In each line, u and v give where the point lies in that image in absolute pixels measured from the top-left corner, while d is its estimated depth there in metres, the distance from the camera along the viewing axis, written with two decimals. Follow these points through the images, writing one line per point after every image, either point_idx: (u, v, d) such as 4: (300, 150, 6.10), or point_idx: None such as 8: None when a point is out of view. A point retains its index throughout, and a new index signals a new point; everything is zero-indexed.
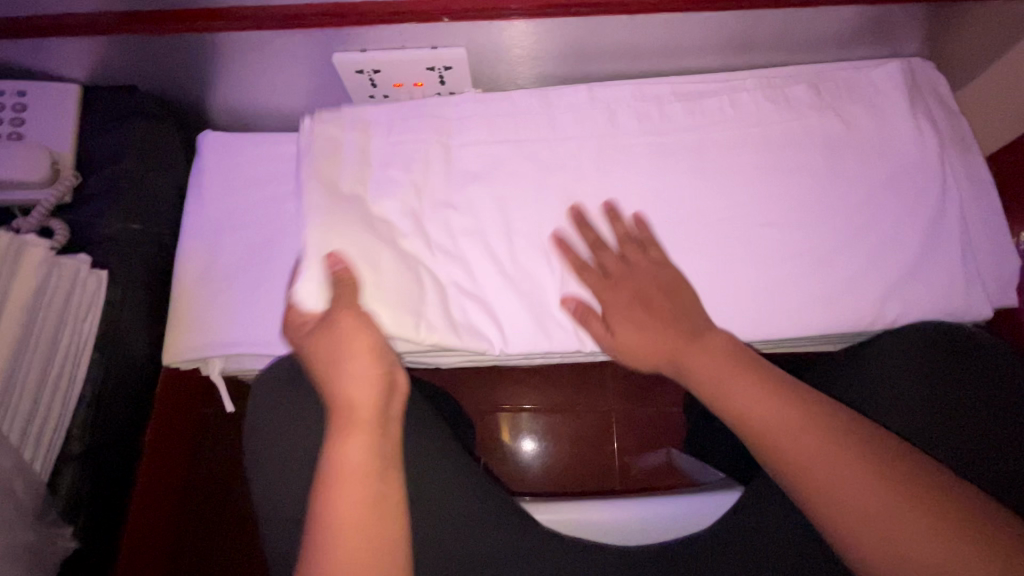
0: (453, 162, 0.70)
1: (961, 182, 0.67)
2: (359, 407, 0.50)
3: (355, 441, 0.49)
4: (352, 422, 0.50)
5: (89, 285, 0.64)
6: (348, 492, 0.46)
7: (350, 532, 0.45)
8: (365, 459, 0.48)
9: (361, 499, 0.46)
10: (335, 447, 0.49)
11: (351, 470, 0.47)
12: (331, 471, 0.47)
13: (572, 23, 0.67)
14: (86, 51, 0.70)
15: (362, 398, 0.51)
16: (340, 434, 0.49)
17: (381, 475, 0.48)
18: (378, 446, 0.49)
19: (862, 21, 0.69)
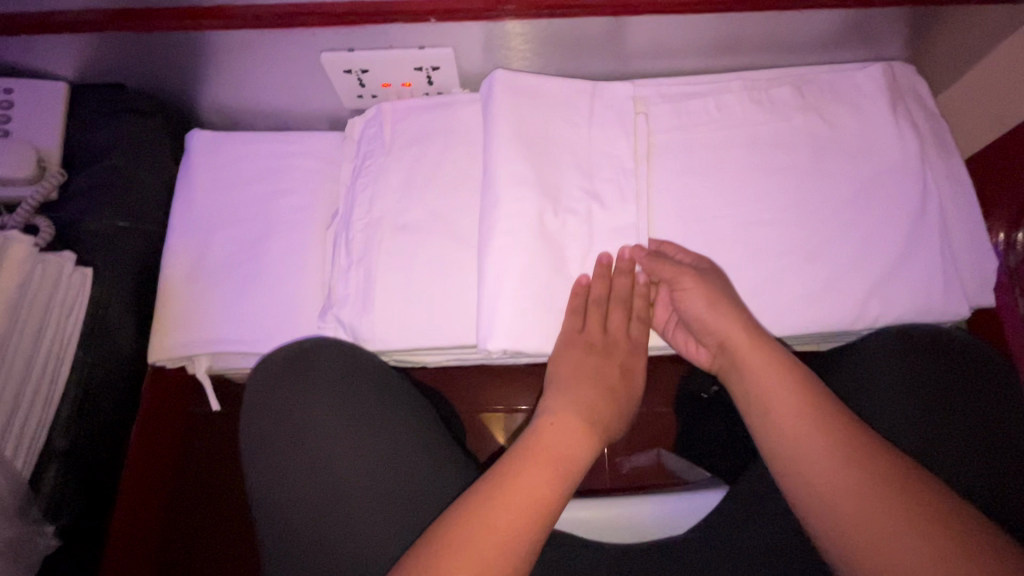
0: (442, 163, 0.70)
1: (941, 182, 0.66)
2: (550, 450, 0.55)
3: (537, 471, 0.53)
4: (537, 461, 0.54)
5: (74, 283, 0.65)
6: (504, 504, 0.50)
7: (478, 545, 0.48)
8: (543, 490, 0.52)
9: (516, 520, 0.50)
10: (509, 467, 0.54)
11: (530, 492, 0.51)
12: (503, 486, 0.52)
13: (557, 24, 0.67)
14: (73, 49, 0.69)
15: (577, 460, 0.56)
16: (516, 468, 0.54)
17: (549, 507, 0.51)
18: (557, 485, 0.53)
19: (847, 24, 0.69)
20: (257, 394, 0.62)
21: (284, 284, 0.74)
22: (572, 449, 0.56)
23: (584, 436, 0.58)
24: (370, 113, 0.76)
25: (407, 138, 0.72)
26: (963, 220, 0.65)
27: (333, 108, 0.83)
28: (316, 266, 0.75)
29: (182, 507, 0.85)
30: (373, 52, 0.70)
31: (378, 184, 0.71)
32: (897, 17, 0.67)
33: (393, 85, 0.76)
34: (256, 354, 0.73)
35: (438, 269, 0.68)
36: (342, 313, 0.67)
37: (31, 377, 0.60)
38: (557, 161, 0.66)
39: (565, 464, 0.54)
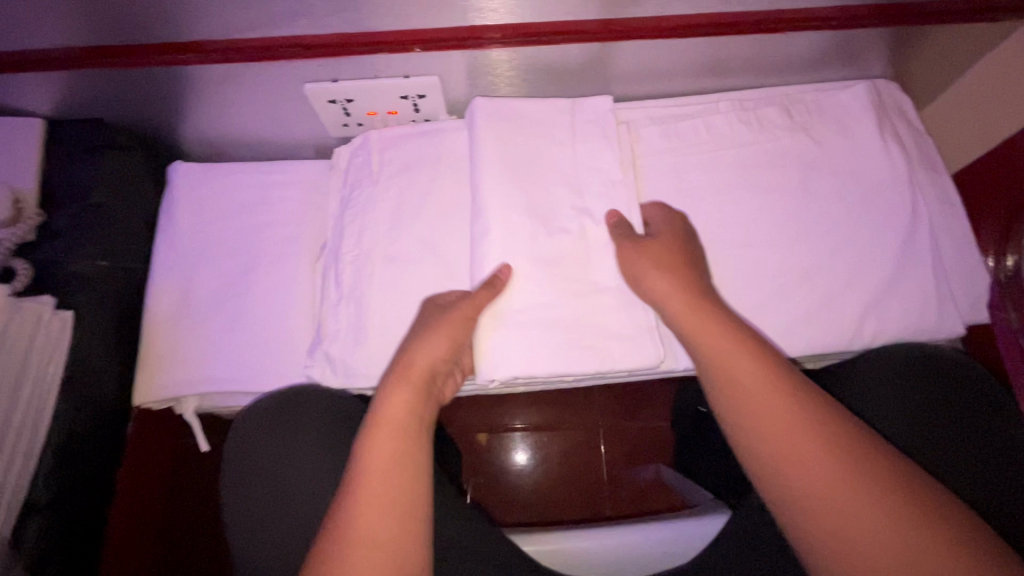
0: (430, 192, 0.70)
1: (932, 200, 0.66)
2: (417, 369, 0.56)
3: (399, 390, 0.55)
4: (404, 383, 0.55)
5: (52, 329, 0.63)
6: (376, 433, 0.51)
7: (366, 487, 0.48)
8: (407, 407, 0.53)
9: (386, 455, 0.50)
10: (376, 399, 0.55)
11: (392, 416, 0.53)
12: (374, 422, 0.53)
13: (543, 51, 0.67)
14: (48, 86, 0.68)
15: (429, 368, 0.57)
16: (385, 389, 0.55)
17: (412, 428, 0.53)
18: (417, 401, 0.55)
19: (830, 45, 0.69)
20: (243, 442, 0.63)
21: (273, 318, 0.73)
22: (426, 355, 0.57)
23: (442, 347, 0.57)
24: (356, 142, 0.75)
25: (394, 167, 0.71)
26: (954, 236, 0.65)
27: (319, 136, 0.82)
28: (304, 299, 0.74)
29: (170, 547, 0.82)
30: (357, 82, 0.69)
31: (367, 215, 0.70)
32: (880, 36, 0.67)
33: (379, 113, 0.75)
34: (244, 392, 0.71)
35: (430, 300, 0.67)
36: (332, 350, 0.65)
37: (9, 431, 0.58)
38: (547, 187, 0.65)
39: (424, 379, 0.56)
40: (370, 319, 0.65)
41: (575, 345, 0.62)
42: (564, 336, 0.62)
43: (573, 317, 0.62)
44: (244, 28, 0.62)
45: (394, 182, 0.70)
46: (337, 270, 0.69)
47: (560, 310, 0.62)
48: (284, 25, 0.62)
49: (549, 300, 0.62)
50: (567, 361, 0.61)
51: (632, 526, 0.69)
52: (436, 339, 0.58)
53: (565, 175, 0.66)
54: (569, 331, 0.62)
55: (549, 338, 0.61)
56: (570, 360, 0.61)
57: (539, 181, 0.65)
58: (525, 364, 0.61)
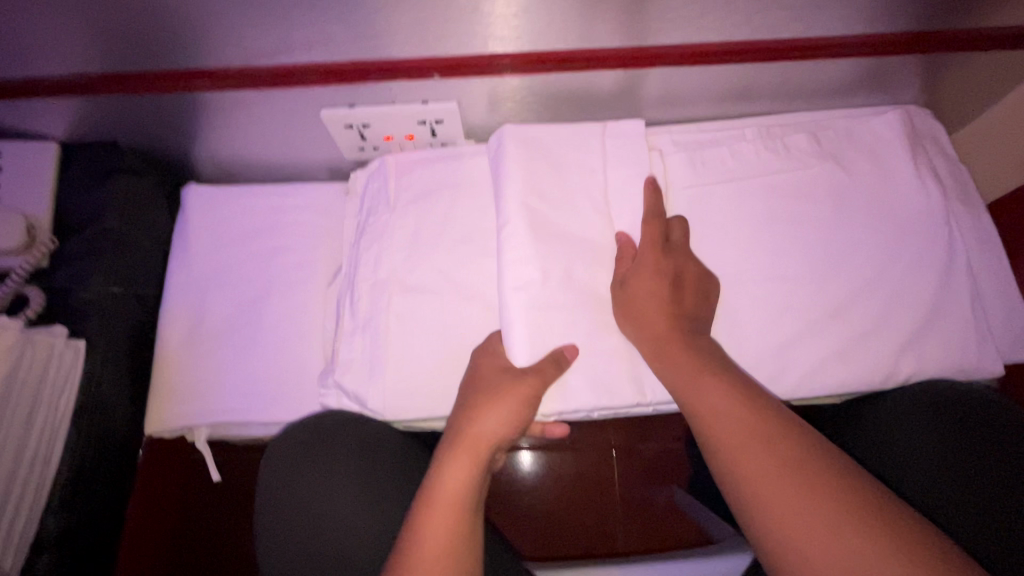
0: (448, 219, 0.68)
1: (967, 233, 0.64)
2: (474, 439, 0.55)
3: (458, 467, 0.54)
4: (463, 450, 0.55)
5: (66, 358, 0.61)
6: (431, 517, 0.51)
7: (424, 564, 0.48)
8: (463, 487, 0.53)
9: (444, 539, 0.50)
10: (436, 470, 0.54)
11: (449, 497, 0.52)
12: (431, 500, 0.52)
13: (566, 76, 0.65)
14: (64, 110, 0.67)
15: (490, 444, 0.55)
16: (447, 458, 0.54)
17: (468, 507, 0.52)
18: (475, 478, 0.54)
19: (861, 72, 0.67)
20: (275, 488, 0.63)
21: (286, 346, 0.72)
22: (484, 428, 0.55)
23: (500, 421, 0.56)
24: (372, 166, 0.74)
25: (411, 193, 0.70)
26: (990, 271, 0.63)
27: (334, 158, 0.80)
28: (319, 327, 0.72)
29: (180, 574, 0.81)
30: (373, 107, 0.68)
31: (383, 242, 0.68)
32: (912, 63, 0.65)
33: (396, 138, 0.73)
34: (257, 422, 0.69)
35: (447, 332, 0.64)
36: (346, 381, 0.63)
37: (22, 463, 0.57)
38: (571, 217, 0.63)
39: (482, 453, 0.55)
40: (386, 349, 0.63)
41: (604, 379, 0.59)
42: (595, 370, 0.59)
43: (604, 350, 0.60)
44: (261, 55, 0.61)
45: (412, 208, 0.69)
46: (351, 297, 0.68)
47: (588, 343, 0.59)
48: (302, 51, 0.60)
49: (576, 333, 0.59)
50: (594, 397, 0.59)
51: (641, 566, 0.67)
52: (494, 413, 0.56)
53: (588, 204, 0.64)
54: (595, 367, 0.59)
55: (579, 370, 0.59)
56: (599, 395, 0.59)
57: (562, 210, 0.63)
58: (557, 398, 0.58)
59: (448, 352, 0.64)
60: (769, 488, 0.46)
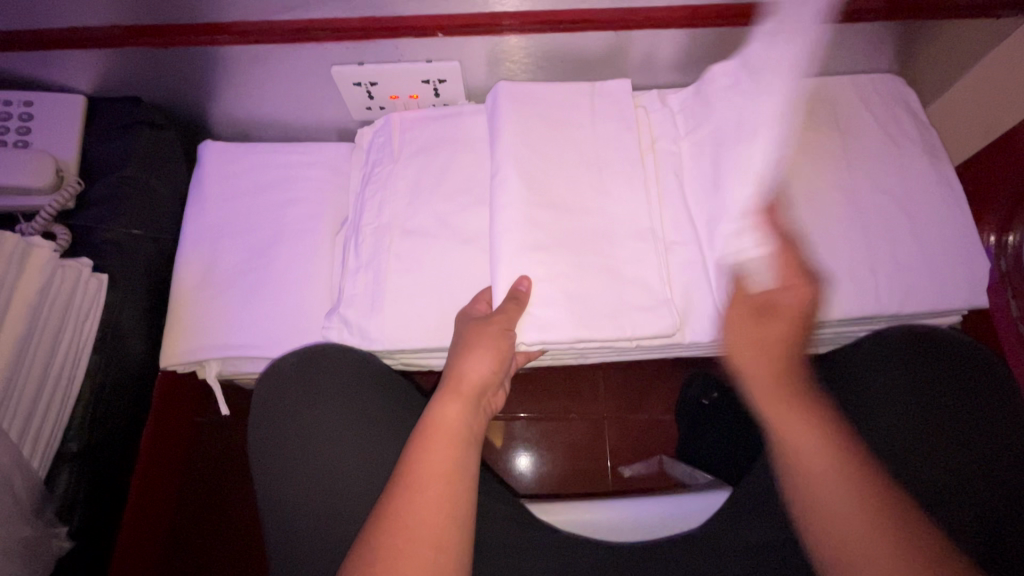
0: (448, 170, 0.73)
1: (931, 190, 0.69)
2: (467, 381, 0.58)
3: (453, 404, 0.57)
4: (456, 391, 0.58)
5: (91, 288, 0.66)
6: (428, 444, 0.53)
7: (426, 485, 0.50)
8: (458, 421, 0.55)
9: (443, 464, 0.52)
10: (429, 409, 0.57)
11: (447, 426, 0.55)
12: (427, 431, 0.54)
13: (561, 38, 0.70)
14: (92, 62, 0.72)
15: (479, 385, 0.59)
16: (443, 397, 0.57)
17: (464, 439, 0.55)
18: (469, 416, 0.57)
19: (836, 39, 0.72)
20: (263, 416, 0.65)
21: (294, 290, 0.76)
22: (478, 368, 0.59)
23: (488, 363, 0.60)
24: (378, 123, 0.78)
25: (414, 147, 0.75)
26: (954, 225, 0.68)
27: (342, 119, 0.85)
28: (324, 273, 0.77)
29: (187, 514, 0.85)
30: (381, 66, 0.73)
31: (387, 191, 0.73)
32: (885, 31, 0.70)
33: (401, 97, 0.78)
34: (266, 358, 0.74)
35: (445, 273, 0.69)
36: (348, 314, 0.68)
37: (49, 378, 0.62)
38: (563, 167, 0.68)
39: (473, 396, 0.58)
40: (388, 286, 0.68)
41: (591, 314, 0.63)
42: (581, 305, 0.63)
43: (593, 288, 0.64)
44: (278, 10, 0.66)
45: (415, 160, 0.74)
46: (355, 241, 0.72)
47: (574, 280, 0.63)
48: (317, 7, 0.65)
49: (564, 273, 0.64)
50: (580, 330, 0.62)
51: (634, 500, 0.70)
52: (482, 355, 0.59)
53: (577, 155, 0.68)
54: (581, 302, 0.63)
55: (567, 304, 0.63)
56: (585, 328, 0.62)
57: (552, 159, 0.68)
58: (553, 329, 0.62)
59: (445, 291, 0.68)
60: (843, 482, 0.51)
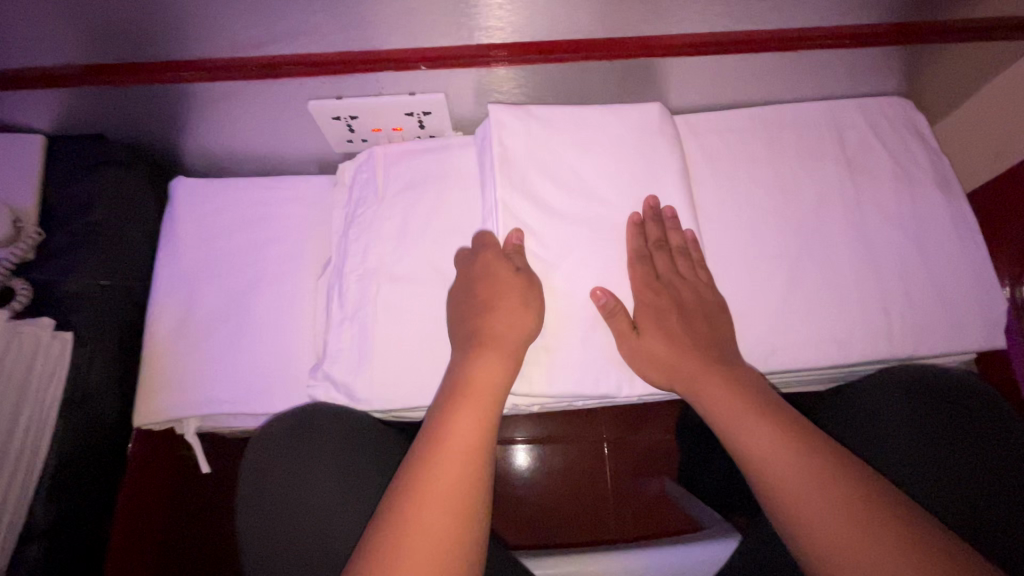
0: (437, 209, 0.69)
1: (940, 223, 0.66)
2: (457, 444, 0.47)
3: (445, 472, 0.45)
4: (446, 453, 0.46)
5: (53, 350, 0.62)
6: (417, 528, 0.42)
7: (415, 556, 0.41)
8: (452, 494, 0.44)
9: (434, 551, 0.41)
10: (412, 477, 0.45)
11: (440, 503, 0.44)
12: (412, 509, 0.43)
13: (553, 68, 0.66)
14: (49, 102, 0.66)
15: (472, 445, 0.48)
16: (429, 461, 0.46)
17: (462, 518, 0.43)
18: (468, 486, 0.45)
19: (843, 62, 0.68)
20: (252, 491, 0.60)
21: (275, 339, 0.72)
22: (467, 427, 0.48)
23: (478, 418, 0.49)
24: (361, 158, 0.74)
25: (399, 184, 0.70)
26: (966, 258, 0.65)
27: (322, 151, 0.81)
28: (307, 320, 0.73)
29: (169, 565, 0.81)
30: (361, 99, 0.68)
31: (372, 233, 0.68)
32: (892, 54, 0.67)
33: (384, 130, 0.74)
34: (248, 413, 0.70)
35: (435, 322, 0.65)
36: (333, 371, 0.64)
37: (12, 452, 0.57)
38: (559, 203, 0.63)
39: (481, 450, 0.48)
40: (377, 337, 0.64)
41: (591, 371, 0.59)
42: (573, 347, 0.59)
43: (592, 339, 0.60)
44: (249, 46, 0.61)
45: (400, 198, 0.69)
46: (339, 286, 0.68)
47: (575, 334, 0.60)
48: (290, 40, 0.60)
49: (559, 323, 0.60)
50: (574, 386, 0.59)
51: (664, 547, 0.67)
52: (470, 409, 0.50)
53: (570, 188, 0.63)
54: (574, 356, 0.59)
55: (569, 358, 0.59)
56: (579, 383, 0.59)
57: (541, 191, 0.63)
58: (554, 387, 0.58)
59: (437, 341, 0.64)
60: (814, 494, 0.45)
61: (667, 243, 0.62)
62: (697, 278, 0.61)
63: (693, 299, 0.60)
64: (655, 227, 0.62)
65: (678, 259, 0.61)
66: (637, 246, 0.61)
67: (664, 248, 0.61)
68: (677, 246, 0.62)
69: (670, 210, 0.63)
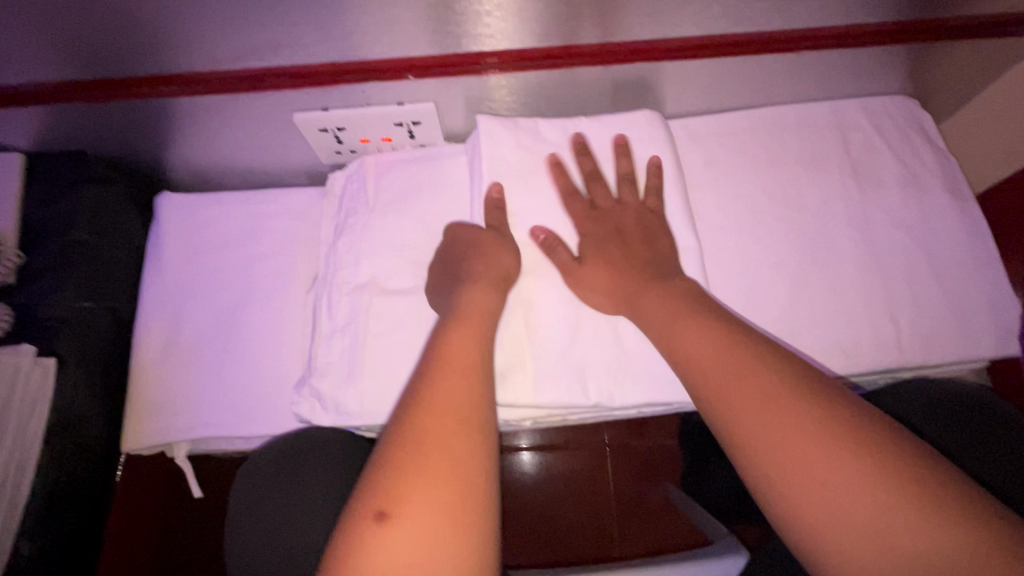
0: (427, 221, 0.67)
1: (948, 227, 0.64)
2: (459, 355, 0.44)
3: (449, 379, 0.42)
4: (447, 363, 0.43)
5: (34, 377, 0.60)
6: (421, 434, 0.38)
7: (428, 466, 0.37)
8: (459, 399, 0.41)
9: (442, 458, 0.37)
10: (419, 384, 0.42)
11: (447, 407, 0.40)
12: (416, 418, 0.39)
13: (546, 74, 0.63)
14: (25, 119, 0.64)
15: (473, 359, 0.44)
16: (431, 373, 0.43)
17: (472, 422, 0.40)
18: (474, 393, 0.42)
19: (846, 61, 0.66)
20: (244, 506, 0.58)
21: (266, 357, 0.70)
22: (465, 345, 0.45)
23: (471, 338, 0.46)
24: (349, 170, 0.72)
25: (389, 196, 0.68)
26: (976, 263, 0.63)
27: (310, 162, 0.78)
28: (297, 337, 0.71)
29: None
30: (348, 110, 0.66)
31: (361, 247, 0.66)
32: (898, 52, 0.64)
33: (373, 140, 0.72)
34: (238, 435, 0.68)
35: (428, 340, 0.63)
36: (322, 387, 0.62)
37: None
38: (553, 215, 0.61)
39: (476, 366, 0.44)
40: (368, 355, 0.62)
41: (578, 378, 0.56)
42: (555, 348, 0.57)
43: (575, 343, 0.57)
44: (229, 59, 0.58)
45: (389, 211, 0.67)
46: (328, 303, 0.66)
47: (561, 339, 0.57)
48: (272, 53, 0.58)
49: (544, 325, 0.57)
50: (563, 395, 0.56)
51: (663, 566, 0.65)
52: (463, 329, 0.47)
53: (561, 194, 0.61)
54: (561, 361, 0.56)
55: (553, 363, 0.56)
56: (567, 392, 0.56)
57: (533, 199, 0.61)
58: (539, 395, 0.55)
59: None
60: (794, 450, 0.38)
61: (596, 171, 0.61)
62: (643, 205, 0.60)
63: (631, 222, 0.59)
64: (587, 159, 0.62)
65: (623, 188, 0.61)
66: (592, 166, 0.62)
67: (594, 176, 0.61)
68: (625, 171, 0.62)
69: (578, 138, 0.63)
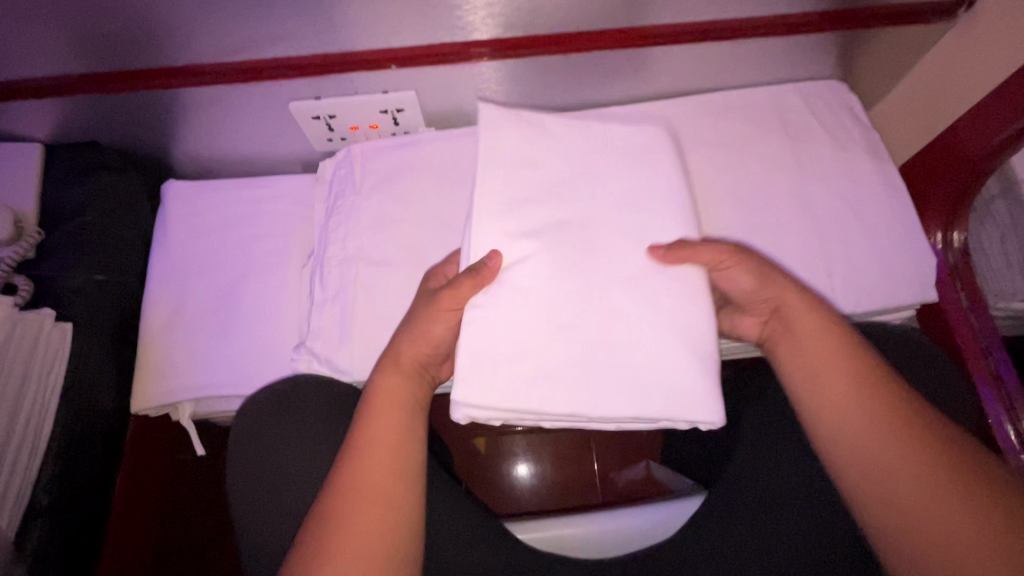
0: (410, 198, 0.74)
1: (876, 192, 0.72)
2: (373, 442, 0.48)
3: (369, 466, 0.47)
4: (365, 448, 0.48)
5: (53, 338, 0.66)
6: (342, 516, 0.45)
7: (343, 551, 0.43)
8: (374, 483, 0.46)
9: (357, 538, 0.44)
10: (343, 466, 0.47)
11: (365, 491, 0.46)
12: (337, 502, 0.45)
13: (514, 62, 0.71)
14: (48, 111, 0.72)
15: (391, 442, 0.49)
16: (349, 458, 0.48)
17: (389, 504, 0.46)
18: (393, 475, 0.47)
19: (780, 49, 0.74)
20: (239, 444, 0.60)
21: (264, 325, 0.76)
22: (380, 430, 0.49)
23: (391, 418, 0.50)
24: (339, 155, 0.79)
25: (375, 175, 0.75)
26: (900, 223, 0.71)
27: (305, 151, 0.86)
28: (293, 307, 0.77)
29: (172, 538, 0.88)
30: (336, 99, 0.73)
31: (350, 222, 0.73)
32: (826, 40, 0.73)
33: (361, 128, 0.79)
34: (238, 396, 0.74)
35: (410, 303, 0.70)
36: (316, 346, 0.69)
37: (18, 433, 0.61)
38: None
39: (401, 441, 0.49)
40: (358, 316, 0.69)
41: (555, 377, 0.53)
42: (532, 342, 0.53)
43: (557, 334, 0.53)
44: (229, 52, 0.66)
45: (376, 189, 0.74)
46: (321, 273, 0.73)
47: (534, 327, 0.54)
48: (268, 45, 0.66)
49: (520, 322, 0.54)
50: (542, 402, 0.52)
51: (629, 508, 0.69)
52: (380, 412, 0.51)
53: None
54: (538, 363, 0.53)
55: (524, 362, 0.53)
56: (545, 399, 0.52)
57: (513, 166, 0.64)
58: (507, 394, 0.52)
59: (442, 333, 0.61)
60: (893, 463, 0.44)
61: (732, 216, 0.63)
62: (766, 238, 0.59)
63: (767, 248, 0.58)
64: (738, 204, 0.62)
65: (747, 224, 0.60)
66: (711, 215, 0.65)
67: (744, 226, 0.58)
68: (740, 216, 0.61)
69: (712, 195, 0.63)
